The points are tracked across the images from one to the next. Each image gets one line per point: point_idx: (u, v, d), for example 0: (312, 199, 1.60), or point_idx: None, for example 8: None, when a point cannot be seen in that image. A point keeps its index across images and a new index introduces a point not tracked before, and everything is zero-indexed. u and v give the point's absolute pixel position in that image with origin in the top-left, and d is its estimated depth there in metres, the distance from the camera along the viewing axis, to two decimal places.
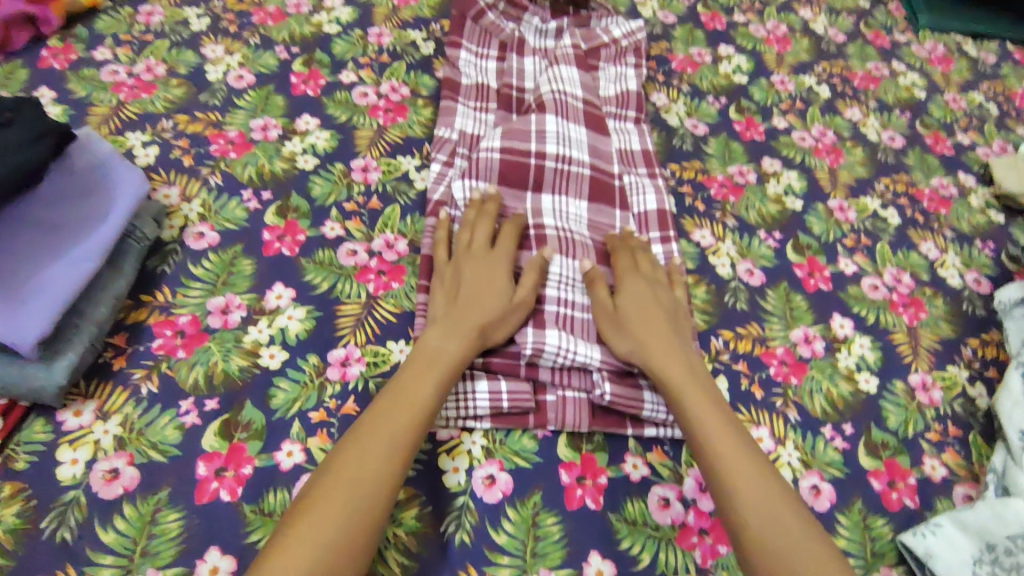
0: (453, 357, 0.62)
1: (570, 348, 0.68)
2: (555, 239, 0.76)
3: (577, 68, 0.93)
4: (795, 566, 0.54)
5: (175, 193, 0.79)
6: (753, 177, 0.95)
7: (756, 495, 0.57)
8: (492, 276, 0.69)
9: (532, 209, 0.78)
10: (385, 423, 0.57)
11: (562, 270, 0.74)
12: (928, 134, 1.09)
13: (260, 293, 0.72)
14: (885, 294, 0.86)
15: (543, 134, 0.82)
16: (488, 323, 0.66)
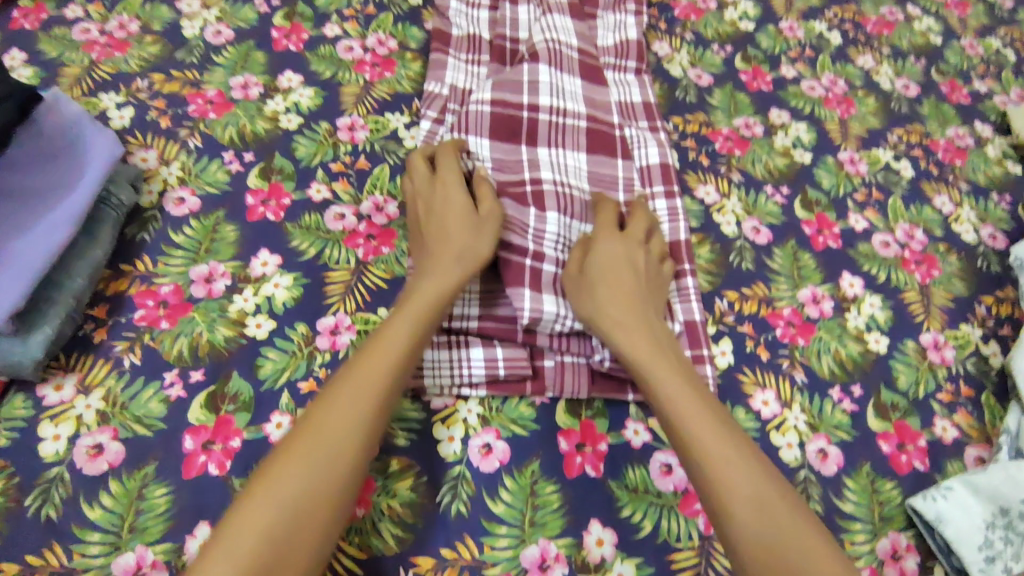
0: (431, 293, 0.60)
1: (569, 314, 0.65)
2: (553, 193, 0.71)
3: (572, 16, 0.88)
4: (787, 552, 0.49)
5: (153, 156, 0.75)
6: (759, 130, 0.91)
7: (741, 486, 0.52)
8: (452, 204, 0.66)
9: (528, 161, 0.74)
10: (352, 378, 0.53)
11: (559, 229, 0.69)
12: (943, 82, 1.04)
13: (245, 260, 0.69)
14: (897, 251, 0.83)
15: (536, 85, 0.79)
16: (460, 249, 0.63)
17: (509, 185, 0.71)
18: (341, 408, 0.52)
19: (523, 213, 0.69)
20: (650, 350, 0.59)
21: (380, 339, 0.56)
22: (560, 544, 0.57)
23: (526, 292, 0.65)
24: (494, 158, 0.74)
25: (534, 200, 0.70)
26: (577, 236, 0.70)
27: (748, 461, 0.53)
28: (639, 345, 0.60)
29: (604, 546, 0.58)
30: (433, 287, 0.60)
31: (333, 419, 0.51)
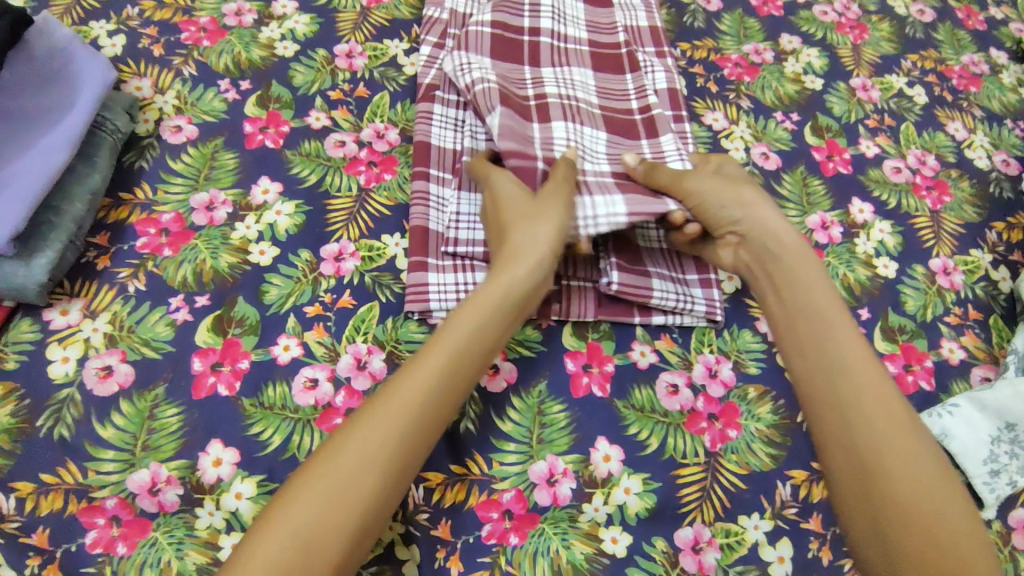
0: (483, 300, 0.54)
1: (587, 217, 0.61)
2: (559, 106, 0.70)
3: None
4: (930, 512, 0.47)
5: (147, 85, 0.73)
6: (769, 55, 0.88)
7: (888, 420, 0.51)
8: (508, 202, 0.60)
9: (532, 77, 0.72)
10: (396, 388, 0.49)
11: (567, 134, 0.68)
12: (960, 7, 1.00)
13: (245, 188, 0.68)
14: (908, 177, 0.81)
15: (537, 9, 0.77)
16: (514, 249, 0.57)
17: (515, 97, 0.69)
18: (377, 416, 0.47)
19: (527, 126, 0.67)
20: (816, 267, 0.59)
21: (427, 350, 0.51)
22: (568, 461, 0.58)
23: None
24: (496, 72, 0.70)
25: (539, 114, 0.69)
26: (587, 142, 0.69)
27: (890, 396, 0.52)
28: (788, 258, 0.60)
29: (611, 462, 0.59)
30: (487, 292, 0.54)
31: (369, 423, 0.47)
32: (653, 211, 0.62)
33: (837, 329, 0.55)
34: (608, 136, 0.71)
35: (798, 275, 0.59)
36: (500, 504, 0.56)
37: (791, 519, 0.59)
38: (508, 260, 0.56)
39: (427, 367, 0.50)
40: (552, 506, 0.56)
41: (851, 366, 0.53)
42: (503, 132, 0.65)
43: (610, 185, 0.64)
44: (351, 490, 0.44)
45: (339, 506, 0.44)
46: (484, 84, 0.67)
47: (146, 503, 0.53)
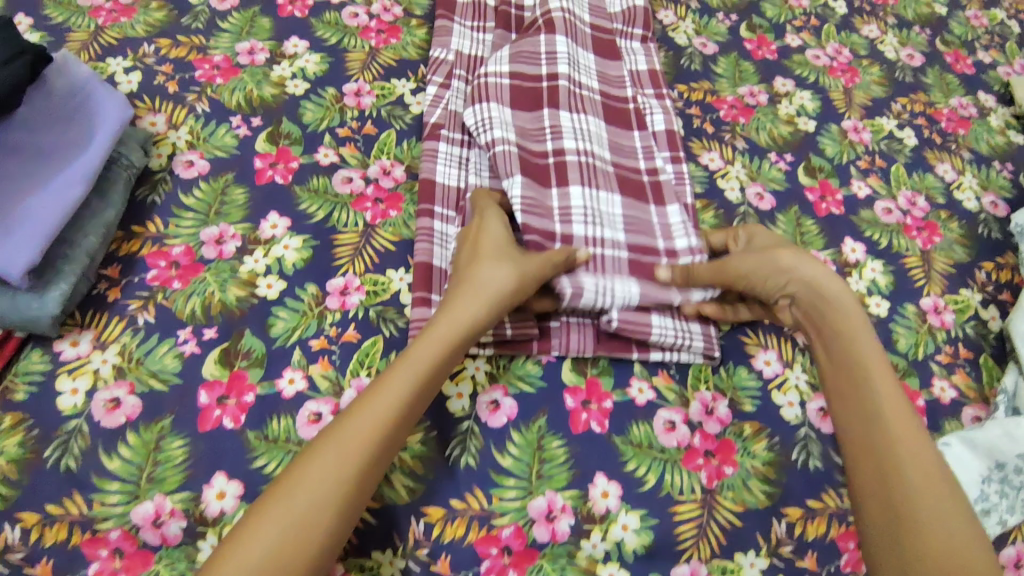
0: (439, 338, 0.56)
1: (608, 289, 0.65)
2: (577, 164, 0.72)
3: None
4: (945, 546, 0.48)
5: (161, 120, 0.75)
6: (764, 97, 0.91)
7: (919, 470, 0.52)
8: (489, 240, 0.62)
9: (551, 128, 0.74)
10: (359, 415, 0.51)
11: (585, 203, 0.71)
12: (948, 52, 1.04)
13: (255, 223, 0.70)
14: (899, 218, 0.83)
15: (554, 56, 0.79)
16: (481, 287, 0.58)
17: (533, 156, 0.72)
18: (338, 441, 0.49)
19: (546, 192, 0.70)
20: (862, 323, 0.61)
21: (387, 377, 0.53)
22: (567, 497, 0.59)
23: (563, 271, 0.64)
24: (516, 125, 0.74)
25: (557, 175, 0.71)
26: (604, 207, 0.71)
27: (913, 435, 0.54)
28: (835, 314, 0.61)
29: (609, 498, 0.59)
30: (447, 327, 0.56)
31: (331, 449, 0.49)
32: (664, 300, 0.67)
33: (878, 379, 0.57)
34: (623, 199, 0.73)
35: (845, 333, 0.60)
36: (499, 539, 0.57)
37: (786, 557, 0.59)
38: (468, 296, 0.58)
39: (390, 397, 0.52)
40: (551, 541, 0.57)
41: (890, 418, 0.55)
42: (524, 208, 0.68)
43: (624, 266, 0.69)
44: (315, 513, 0.47)
45: (302, 527, 0.46)
46: (503, 145, 0.71)
47: (149, 536, 0.53)
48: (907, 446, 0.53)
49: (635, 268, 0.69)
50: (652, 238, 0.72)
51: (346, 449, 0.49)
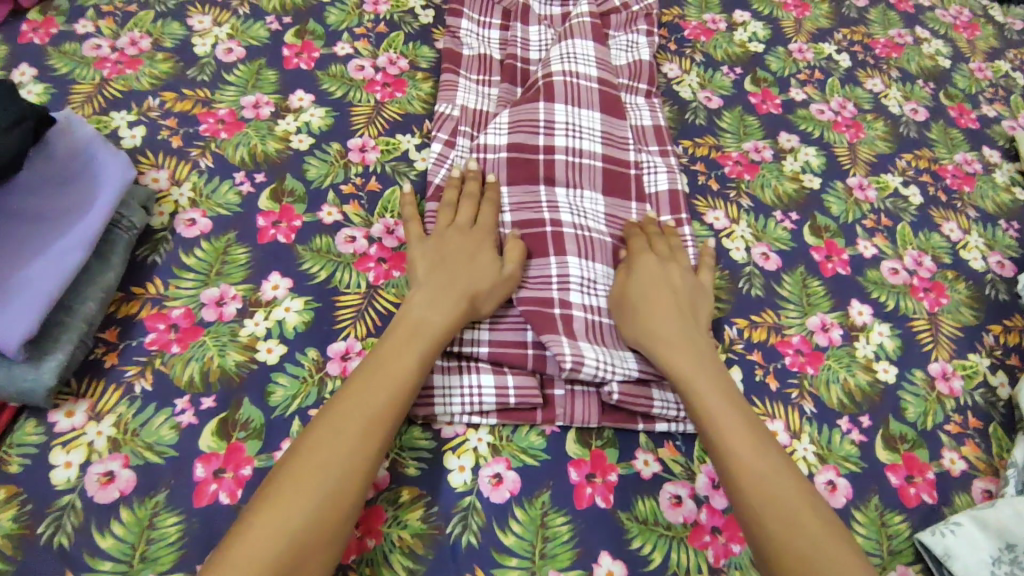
0: (435, 331, 0.62)
1: (609, 362, 0.66)
2: (573, 238, 0.73)
3: (594, 39, 0.88)
4: (791, 535, 0.54)
5: (164, 177, 0.75)
6: (769, 154, 0.91)
7: (760, 469, 0.57)
8: (480, 251, 0.68)
9: (548, 203, 0.76)
10: (367, 390, 0.57)
11: (581, 273, 0.72)
12: (952, 106, 1.04)
13: (256, 283, 0.69)
14: (905, 279, 0.83)
15: (552, 126, 0.80)
16: (475, 294, 0.65)
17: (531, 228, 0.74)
18: (339, 421, 0.55)
19: (545, 263, 0.71)
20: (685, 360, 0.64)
21: (396, 357, 0.59)
22: None
23: (564, 338, 0.66)
24: (513, 202, 0.76)
25: (554, 245, 0.72)
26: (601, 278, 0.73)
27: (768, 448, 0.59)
28: (681, 353, 0.64)
29: None
30: (443, 322, 0.62)
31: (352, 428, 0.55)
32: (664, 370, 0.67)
33: (711, 397, 0.61)
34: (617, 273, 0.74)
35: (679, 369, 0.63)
36: None
37: None
38: (478, 289, 0.65)
39: (397, 374, 0.58)
40: None
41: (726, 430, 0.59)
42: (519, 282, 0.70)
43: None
44: (346, 481, 0.53)
45: (338, 496, 0.52)
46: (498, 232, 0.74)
47: None
48: (749, 454, 0.58)
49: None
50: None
51: (362, 418, 0.55)
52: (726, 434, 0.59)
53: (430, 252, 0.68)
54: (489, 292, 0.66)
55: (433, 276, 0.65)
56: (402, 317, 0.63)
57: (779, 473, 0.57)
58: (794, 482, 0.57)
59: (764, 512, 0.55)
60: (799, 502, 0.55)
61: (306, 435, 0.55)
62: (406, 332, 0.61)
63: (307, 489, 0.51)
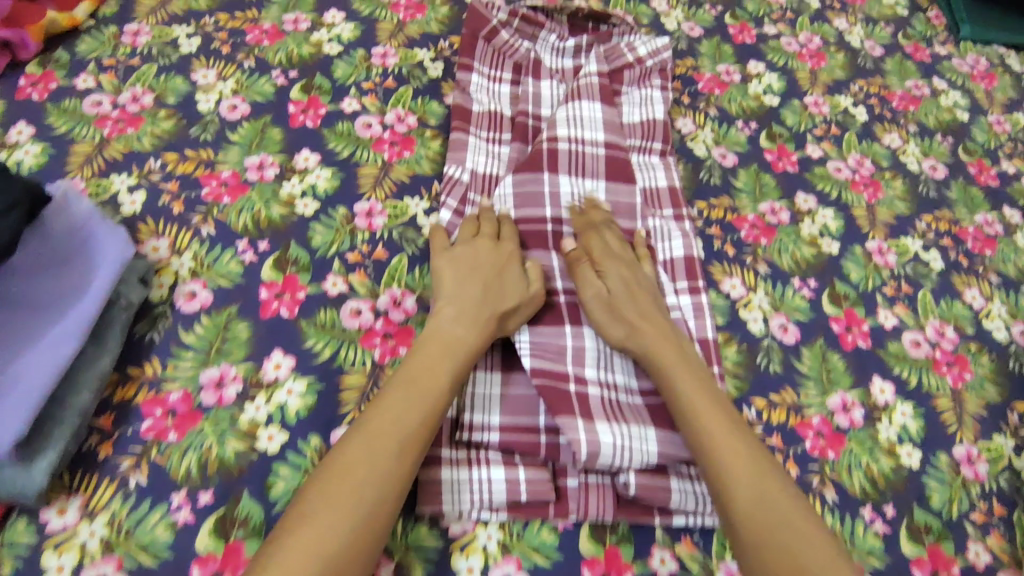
0: (466, 347, 0.63)
1: (626, 448, 0.63)
2: None
3: (602, 100, 0.87)
4: (773, 519, 0.55)
5: (164, 246, 0.72)
6: (786, 216, 0.89)
7: (739, 455, 0.58)
8: (503, 267, 0.69)
9: (559, 267, 0.75)
10: (401, 402, 0.58)
11: (597, 345, 0.70)
12: (971, 162, 1.02)
13: (257, 363, 0.66)
14: (927, 352, 0.80)
15: (558, 197, 0.79)
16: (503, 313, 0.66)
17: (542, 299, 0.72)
18: (374, 433, 0.55)
19: (559, 334, 0.70)
20: (668, 352, 0.65)
21: (432, 369, 0.60)
22: None
23: (579, 421, 0.63)
24: None
25: (569, 315, 0.71)
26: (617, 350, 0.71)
27: (752, 440, 0.60)
28: (668, 354, 0.65)
29: None
30: (469, 341, 0.63)
31: (393, 435, 0.56)
32: (683, 456, 0.64)
33: (688, 385, 0.63)
34: None
35: (664, 363, 0.65)
36: None
37: None
38: (506, 308, 0.67)
39: (431, 386, 0.59)
40: None
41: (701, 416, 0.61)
42: (533, 351, 0.68)
43: (643, 411, 0.67)
44: (381, 498, 0.53)
45: (373, 514, 0.52)
46: None
47: None
48: (725, 439, 0.59)
49: (656, 414, 0.66)
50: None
51: (396, 430, 0.56)
52: (717, 432, 0.60)
53: (456, 270, 0.68)
54: (514, 312, 0.67)
55: (461, 293, 0.66)
56: (432, 335, 0.64)
57: (756, 462, 0.58)
58: (770, 467, 0.59)
59: (738, 494, 0.57)
60: (779, 491, 0.57)
61: (341, 450, 0.55)
62: (436, 346, 0.62)
63: (343, 503, 0.52)
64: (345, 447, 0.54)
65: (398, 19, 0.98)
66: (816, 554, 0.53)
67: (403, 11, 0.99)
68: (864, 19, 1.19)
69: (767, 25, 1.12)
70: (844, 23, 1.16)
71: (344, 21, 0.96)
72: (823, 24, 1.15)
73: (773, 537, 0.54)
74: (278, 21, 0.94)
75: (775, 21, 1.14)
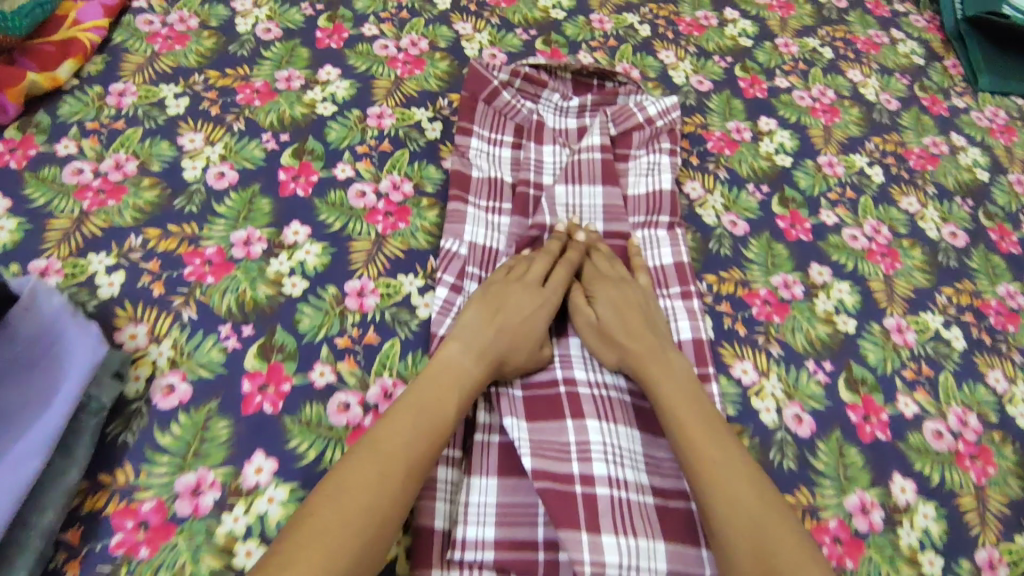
0: (469, 383, 0.64)
1: (633, 566, 0.59)
2: (590, 397, 0.69)
3: (603, 180, 0.85)
4: (752, 521, 0.56)
5: (142, 332, 0.68)
6: (799, 290, 0.85)
7: (720, 460, 0.59)
8: (516, 304, 0.71)
9: (560, 358, 0.72)
10: (410, 419, 0.58)
11: (604, 439, 0.66)
12: (993, 227, 0.97)
13: (237, 466, 0.62)
14: (950, 444, 0.76)
15: None
16: (507, 354, 0.68)
17: (543, 392, 0.69)
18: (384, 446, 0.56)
19: (561, 429, 0.66)
20: (656, 370, 0.67)
21: (442, 394, 0.61)
22: None
23: (583, 537, 0.59)
24: None
25: (570, 407, 0.67)
26: (624, 444, 0.66)
27: (731, 446, 0.61)
28: (656, 372, 0.67)
29: None
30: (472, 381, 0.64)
31: (402, 454, 0.56)
32: (694, 571, 0.60)
33: (674, 395, 0.64)
34: (642, 439, 0.67)
35: (653, 377, 0.66)
36: None
37: None
38: (517, 351, 0.68)
39: (441, 408, 0.60)
40: None
41: (684, 423, 0.62)
42: (533, 451, 0.64)
43: (653, 516, 0.62)
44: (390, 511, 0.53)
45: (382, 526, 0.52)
46: (507, 391, 0.69)
47: None
48: (709, 448, 0.60)
49: (665, 521, 0.62)
50: (678, 477, 0.66)
51: (405, 441, 0.57)
52: (693, 437, 0.61)
53: (486, 300, 0.71)
54: (523, 358, 0.69)
55: (483, 329, 0.68)
56: (440, 359, 0.65)
57: (739, 470, 0.59)
58: (752, 473, 0.59)
59: (715, 497, 0.57)
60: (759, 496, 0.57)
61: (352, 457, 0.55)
62: (441, 375, 0.63)
63: (356, 509, 0.52)
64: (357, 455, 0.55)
65: (395, 75, 0.94)
66: (797, 560, 0.53)
67: (401, 66, 0.96)
68: (879, 69, 1.15)
69: (779, 78, 1.09)
70: (857, 74, 1.13)
71: (339, 78, 0.92)
72: (837, 75, 1.12)
73: (754, 539, 0.54)
74: (270, 79, 0.91)
75: (787, 72, 1.10)
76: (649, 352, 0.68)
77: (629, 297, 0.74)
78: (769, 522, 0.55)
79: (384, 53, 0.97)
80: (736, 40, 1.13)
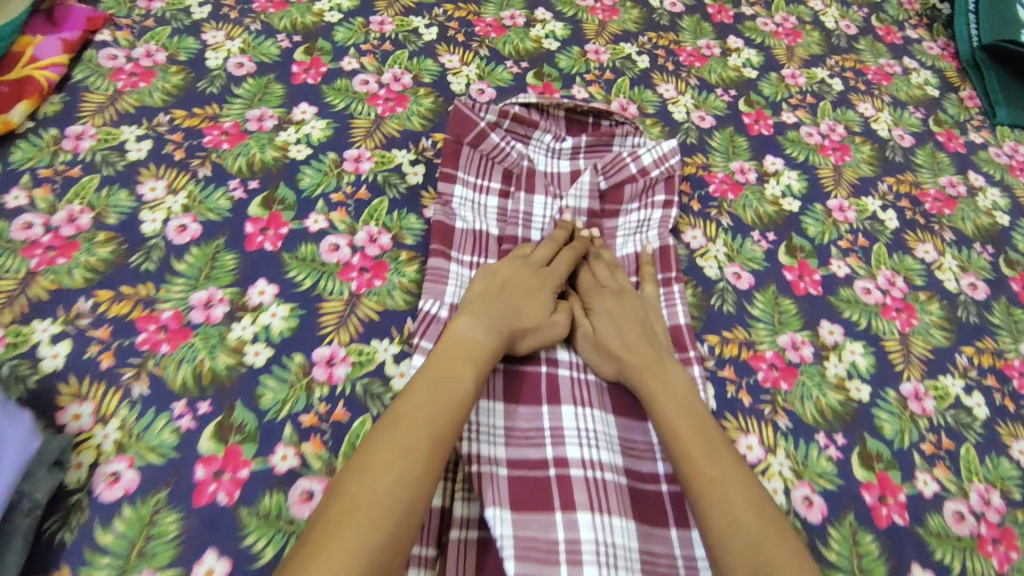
0: (481, 353, 0.61)
1: None
2: (582, 482, 0.62)
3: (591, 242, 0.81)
4: (750, 532, 0.51)
5: (88, 412, 0.62)
6: (808, 351, 0.78)
7: (717, 469, 0.56)
8: (518, 284, 0.70)
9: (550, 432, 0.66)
10: (426, 404, 0.55)
11: (598, 535, 0.59)
12: (1015, 276, 0.91)
13: (185, 567, 0.56)
14: (973, 527, 0.69)
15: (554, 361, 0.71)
16: (513, 328, 0.66)
17: (530, 474, 0.63)
18: (399, 429, 0.53)
19: (549, 523, 0.59)
20: (651, 378, 0.64)
21: (455, 370, 0.59)
22: None
23: None
24: (507, 427, 0.66)
25: (561, 497, 0.61)
26: (619, 541, 0.60)
27: (728, 457, 0.57)
28: (651, 382, 0.64)
29: None
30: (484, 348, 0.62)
31: (421, 437, 0.53)
32: None
33: (669, 405, 0.62)
34: (637, 532, 0.61)
35: (648, 385, 0.64)
36: None
37: None
38: (523, 326, 0.67)
39: (456, 387, 0.57)
40: None
41: (678, 431, 0.59)
42: (519, 552, 0.57)
43: None
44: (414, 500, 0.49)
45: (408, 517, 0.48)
46: (491, 471, 0.62)
47: None
48: (704, 457, 0.57)
49: None
50: None
51: (423, 423, 0.53)
52: (687, 445, 0.58)
53: (493, 278, 0.70)
54: (529, 330, 0.67)
55: (487, 304, 0.67)
56: (449, 333, 0.63)
57: (738, 477, 0.55)
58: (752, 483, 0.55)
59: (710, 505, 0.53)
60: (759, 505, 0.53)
61: (366, 449, 0.52)
62: (448, 351, 0.61)
63: (374, 504, 0.48)
64: (374, 444, 0.52)
65: (376, 114, 0.88)
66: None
67: (382, 103, 0.90)
68: (891, 101, 1.08)
69: (785, 112, 1.02)
70: (868, 108, 1.06)
71: (315, 118, 0.86)
72: (847, 109, 1.05)
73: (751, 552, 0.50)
74: (241, 119, 0.85)
75: (794, 106, 1.04)
76: (646, 354, 0.66)
77: (627, 299, 0.72)
78: (769, 536, 0.51)
79: (364, 89, 0.91)
80: (740, 71, 1.07)
